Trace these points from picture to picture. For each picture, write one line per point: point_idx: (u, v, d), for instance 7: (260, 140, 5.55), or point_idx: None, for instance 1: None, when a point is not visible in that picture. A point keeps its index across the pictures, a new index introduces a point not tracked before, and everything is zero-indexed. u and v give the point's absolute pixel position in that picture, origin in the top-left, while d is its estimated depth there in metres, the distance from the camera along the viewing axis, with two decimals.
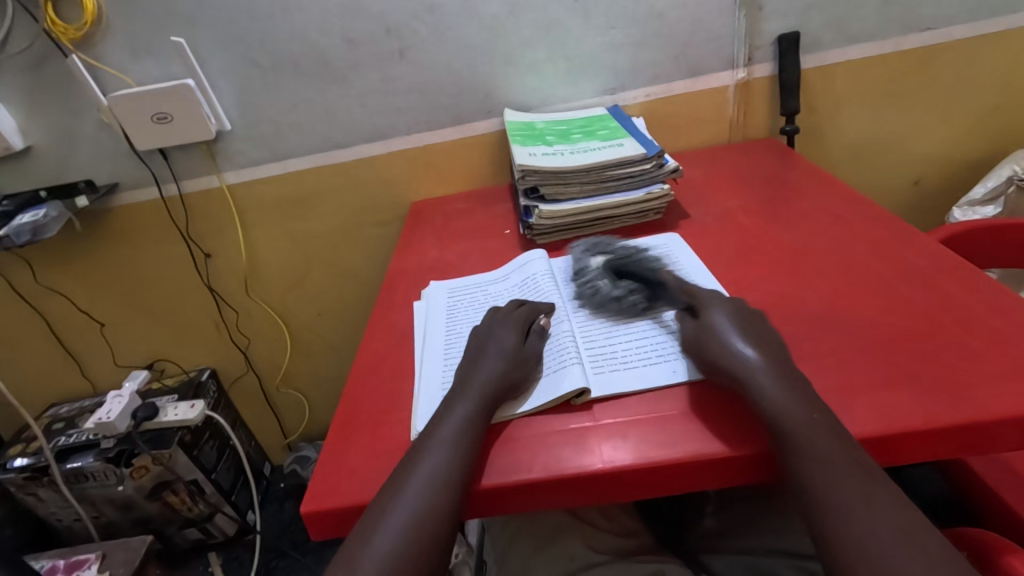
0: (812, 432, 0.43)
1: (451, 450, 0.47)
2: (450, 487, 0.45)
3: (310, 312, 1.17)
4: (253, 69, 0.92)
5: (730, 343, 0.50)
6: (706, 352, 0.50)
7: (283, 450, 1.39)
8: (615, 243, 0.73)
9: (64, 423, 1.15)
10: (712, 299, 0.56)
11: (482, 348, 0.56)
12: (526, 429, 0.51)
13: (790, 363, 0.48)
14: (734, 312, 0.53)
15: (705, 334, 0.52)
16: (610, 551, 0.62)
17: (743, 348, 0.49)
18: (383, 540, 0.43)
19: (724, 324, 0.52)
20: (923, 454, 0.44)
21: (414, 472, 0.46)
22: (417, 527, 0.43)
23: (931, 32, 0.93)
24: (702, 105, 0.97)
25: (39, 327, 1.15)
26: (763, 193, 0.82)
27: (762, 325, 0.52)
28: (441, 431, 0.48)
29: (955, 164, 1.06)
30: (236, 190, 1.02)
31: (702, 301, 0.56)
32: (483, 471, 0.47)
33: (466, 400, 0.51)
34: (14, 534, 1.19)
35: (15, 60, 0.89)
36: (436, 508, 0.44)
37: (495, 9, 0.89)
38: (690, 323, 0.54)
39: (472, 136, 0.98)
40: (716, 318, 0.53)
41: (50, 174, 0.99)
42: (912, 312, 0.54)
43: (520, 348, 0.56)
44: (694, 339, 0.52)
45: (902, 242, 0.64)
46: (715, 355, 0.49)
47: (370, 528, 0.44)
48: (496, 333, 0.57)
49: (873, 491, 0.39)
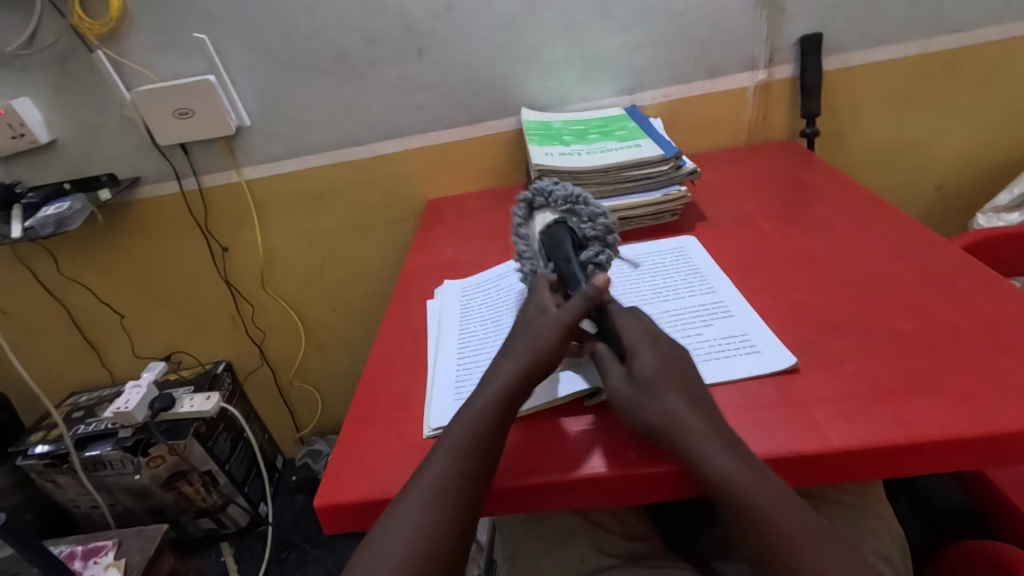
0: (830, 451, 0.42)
1: (468, 446, 0.46)
2: (468, 483, 0.45)
3: (324, 307, 1.18)
4: (273, 66, 0.92)
5: (658, 399, 0.47)
6: (637, 412, 0.47)
7: (296, 444, 1.40)
8: (555, 190, 0.64)
9: (83, 412, 1.17)
10: (645, 342, 0.51)
11: (515, 333, 0.54)
12: (549, 427, 0.51)
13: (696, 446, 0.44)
14: (665, 364, 0.49)
15: (642, 392, 0.47)
16: (621, 554, 0.62)
17: (675, 405, 0.46)
18: (402, 539, 0.43)
19: (657, 379, 0.48)
20: (877, 473, 0.45)
21: (431, 468, 0.46)
22: (436, 525, 0.43)
23: (957, 35, 0.91)
24: (721, 106, 0.96)
25: (60, 317, 1.17)
26: (781, 196, 0.81)
27: (693, 374, 0.49)
28: (459, 426, 0.48)
29: (977, 170, 1.04)
30: (254, 185, 1.03)
31: (682, 423, 0.45)
32: (508, 470, 0.47)
33: (486, 392, 0.50)
34: (33, 518, 1.21)
35: (41, 55, 0.91)
36: (455, 506, 0.44)
37: (514, 8, 0.89)
38: (621, 374, 0.49)
39: (488, 134, 0.98)
40: (648, 369, 0.49)
41: (74, 167, 1.00)
42: (935, 320, 0.53)
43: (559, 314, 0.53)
44: (627, 402, 0.47)
45: (925, 248, 0.63)
46: (640, 416, 0.46)
47: (388, 524, 0.44)
48: (526, 313, 0.56)
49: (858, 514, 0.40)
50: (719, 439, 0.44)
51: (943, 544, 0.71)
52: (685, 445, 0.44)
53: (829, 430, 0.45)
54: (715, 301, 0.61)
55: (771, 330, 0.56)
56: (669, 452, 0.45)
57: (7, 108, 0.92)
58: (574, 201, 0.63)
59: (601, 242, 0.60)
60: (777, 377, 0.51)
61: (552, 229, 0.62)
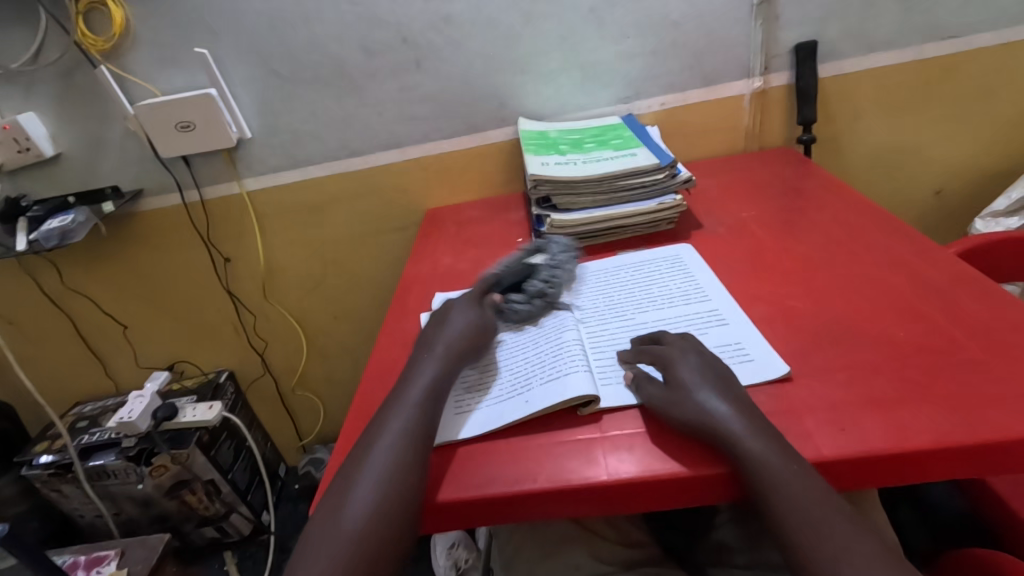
0: (801, 479, 0.42)
1: (424, 456, 0.48)
2: (413, 494, 0.45)
3: (325, 316, 1.19)
4: (273, 79, 0.94)
5: (698, 398, 0.48)
6: (672, 409, 0.48)
7: (298, 451, 1.41)
8: (563, 251, 0.72)
9: (88, 422, 1.18)
10: (684, 350, 0.53)
11: (443, 320, 0.60)
12: (515, 440, 0.51)
13: (739, 444, 0.44)
14: (702, 366, 0.51)
15: (675, 394, 0.49)
16: (615, 562, 0.61)
17: (709, 401, 0.47)
18: (330, 543, 0.43)
19: (692, 379, 0.49)
20: (865, 482, 0.45)
21: (361, 470, 0.47)
22: (364, 522, 0.44)
23: (952, 41, 0.91)
24: (718, 113, 0.96)
25: (65, 328, 1.19)
26: (777, 203, 0.81)
27: (728, 375, 0.50)
28: (393, 432, 0.49)
29: (976, 175, 1.04)
30: (255, 196, 1.04)
31: (716, 419, 0.46)
32: (459, 485, 0.48)
33: (417, 401, 0.51)
34: (38, 527, 1.22)
35: (47, 71, 0.92)
36: (389, 508, 0.45)
37: (510, 19, 0.89)
38: (656, 388, 0.50)
39: (486, 144, 0.99)
40: (685, 375, 0.50)
41: (80, 180, 1.02)
42: (928, 327, 0.53)
43: (481, 317, 0.60)
44: (665, 408, 0.48)
45: (919, 255, 0.63)
46: (681, 414, 0.47)
47: (319, 526, 0.45)
48: (457, 308, 0.61)
49: (841, 527, 0.40)
50: (750, 443, 0.44)
51: (940, 549, 0.71)
52: (725, 441, 0.45)
53: (821, 439, 0.45)
54: (710, 309, 0.62)
55: (766, 339, 0.56)
56: (713, 450, 0.46)
57: (13, 123, 0.93)
58: (558, 272, 0.68)
59: (529, 297, 0.65)
60: (771, 386, 0.51)
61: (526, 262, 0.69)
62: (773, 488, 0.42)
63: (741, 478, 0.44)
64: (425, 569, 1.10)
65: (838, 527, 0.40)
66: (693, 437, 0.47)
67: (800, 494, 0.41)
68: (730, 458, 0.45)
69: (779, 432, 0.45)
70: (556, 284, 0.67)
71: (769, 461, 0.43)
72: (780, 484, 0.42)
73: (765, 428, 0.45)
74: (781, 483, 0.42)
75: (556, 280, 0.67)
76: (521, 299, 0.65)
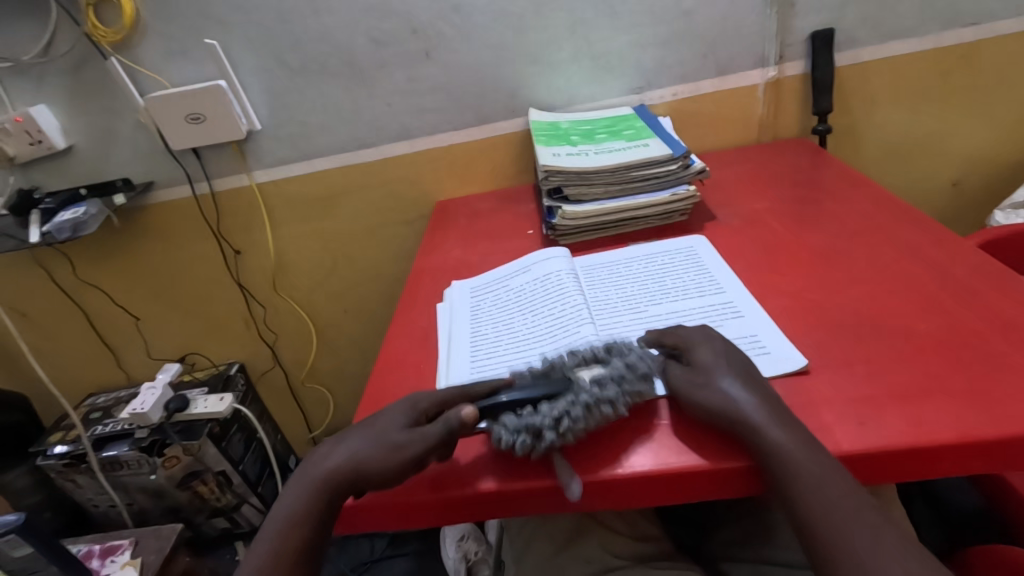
0: (823, 474, 0.41)
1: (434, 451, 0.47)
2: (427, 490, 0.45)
3: (334, 308, 1.19)
4: (282, 70, 0.93)
5: (718, 384, 0.47)
6: (693, 394, 0.47)
7: (308, 444, 1.42)
8: (627, 370, 0.49)
9: (101, 413, 1.19)
10: (705, 338, 0.52)
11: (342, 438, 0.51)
12: None
13: (761, 434, 0.43)
14: (724, 352, 0.50)
15: (696, 378, 0.48)
16: (628, 555, 0.61)
17: (731, 388, 0.46)
18: None
19: (714, 364, 0.49)
20: (887, 477, 0.44)
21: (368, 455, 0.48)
22: (319, 512, 0.47)
23: (973, 28, 0.89)
24: (731, 104, 0.95)
25: (78, 319, 1.19)
26: (792, 194, 0.80)
27: (749, 364, 0.49)
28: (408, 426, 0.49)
29: (994, 165, 1.02)
30: (264, 188, 1.04)
31: (737, 406, 0.45)
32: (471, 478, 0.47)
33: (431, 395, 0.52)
34: (52, 517, 1.24)
35: (58, 63, 0.92)
36: None
37: (520, 8, 0.88)
38: (678, 370, 0.50)
39: (496, 136, 0.98)
40: (705, 359, 0.49)
41: (91, 172, 1.02)
42: (947, 319, 0.52)
43: (403, 433, 0.48)
44: (683, 394, 0.48)
45: (939, 247, 0.62)
46: (701, 401, 0.47)
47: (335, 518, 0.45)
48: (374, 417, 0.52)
49: (863, 524, 0.39)
50: (772, 436, 0.43)
51: (956, 545, 0.70)
52: (744, 432, 0.44)
53: (840, 433, 0.44)
54: (725, 301, 0.61)
55: (781, 331, 0.55)
56: (733, 439, 0.45)
57: (25, 115, 0.94)
58: (581, 411, 0.46)
59: (520, 427, 0.46)
60: (787, 380, 0.50)
61: (557, 381, 0.49)
62: (795, 484, 0.41)
63: (759, 469, 0.44)
64: (433, 561, 1.11)
65: (859, 524, 0.39)
66: (713, 425, 0.46)
67: (821, 490, 0.41)
68: (750, 448, 0.44)
69: (801, 424, 0.44)
70: (565, 422, 0.46)
71: (790, 456, 0.42)
72: (793, 474, 0.41)
73: (786, 419, 0.44)
74: (798, 476, 0.41)
75: (573, 417, 0.46)
76: (506, 428, 0.47)
